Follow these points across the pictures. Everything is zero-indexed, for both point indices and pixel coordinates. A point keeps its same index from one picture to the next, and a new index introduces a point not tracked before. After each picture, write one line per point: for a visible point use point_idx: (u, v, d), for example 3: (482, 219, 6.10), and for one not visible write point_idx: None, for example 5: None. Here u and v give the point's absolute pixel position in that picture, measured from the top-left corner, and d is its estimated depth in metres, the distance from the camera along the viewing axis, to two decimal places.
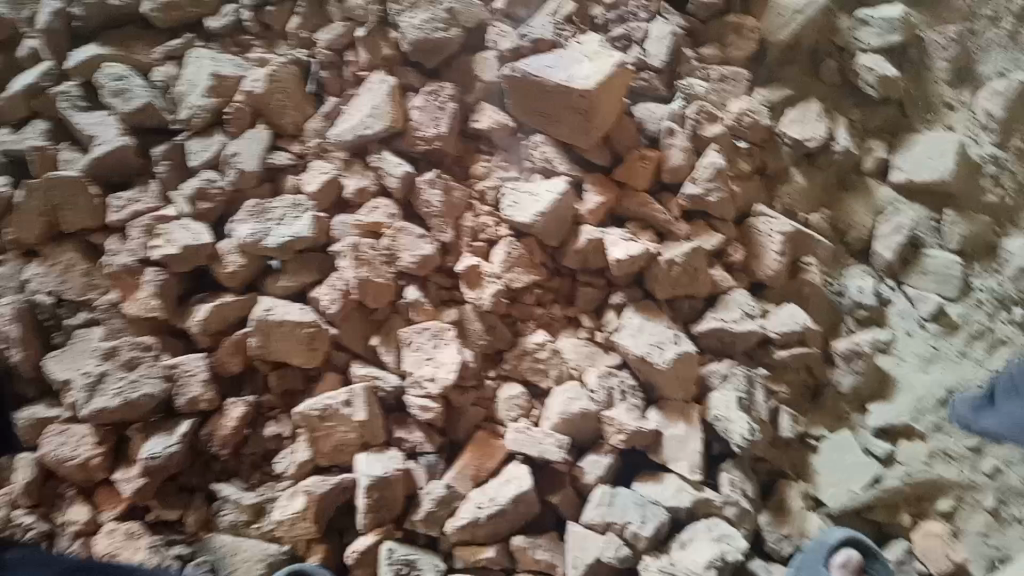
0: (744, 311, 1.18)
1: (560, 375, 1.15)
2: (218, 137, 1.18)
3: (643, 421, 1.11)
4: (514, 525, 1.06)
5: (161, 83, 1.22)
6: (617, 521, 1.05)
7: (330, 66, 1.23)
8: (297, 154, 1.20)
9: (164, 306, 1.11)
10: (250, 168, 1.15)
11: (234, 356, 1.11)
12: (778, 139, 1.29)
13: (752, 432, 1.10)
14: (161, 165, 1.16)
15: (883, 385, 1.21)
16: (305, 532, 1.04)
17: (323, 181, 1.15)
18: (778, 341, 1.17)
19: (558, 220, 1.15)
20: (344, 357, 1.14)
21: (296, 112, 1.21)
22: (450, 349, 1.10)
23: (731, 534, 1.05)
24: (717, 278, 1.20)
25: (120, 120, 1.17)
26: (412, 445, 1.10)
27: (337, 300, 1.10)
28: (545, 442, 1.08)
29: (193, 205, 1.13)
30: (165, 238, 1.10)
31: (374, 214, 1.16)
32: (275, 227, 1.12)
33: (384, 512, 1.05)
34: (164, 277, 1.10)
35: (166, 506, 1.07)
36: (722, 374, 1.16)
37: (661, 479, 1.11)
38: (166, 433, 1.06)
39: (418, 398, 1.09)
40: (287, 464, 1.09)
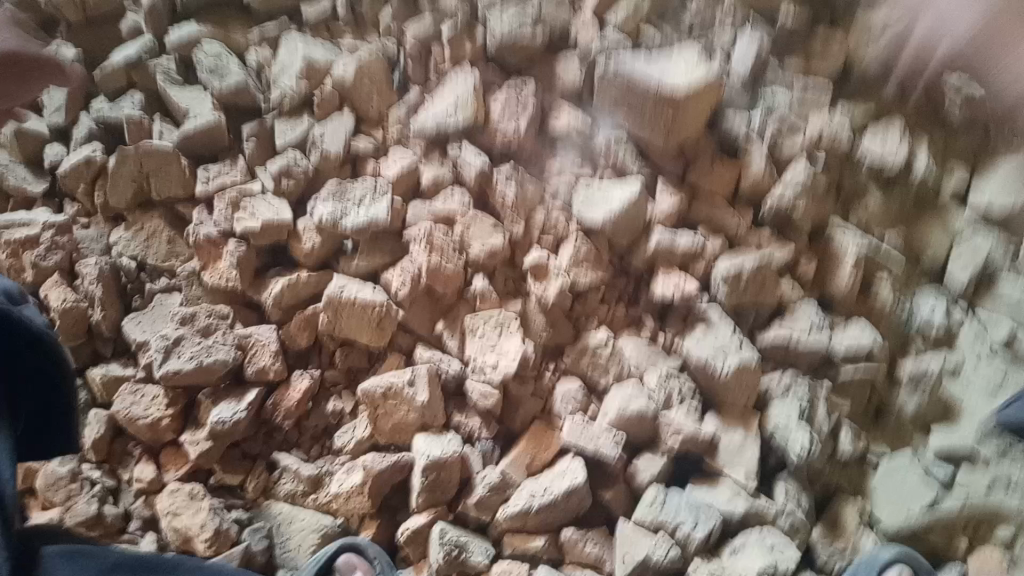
0: (814, 324, 1.17)
1: (620, 373, 1.16)
2: (306, 118, 1.23)
3: (701, 425, 1.11)
4: (566, 517, 1.07)
5: (253, 64, 1.27)
6: (669, 522, 1.06)
7: (416, 56, 1.27)
8: (378, 139, 1.24)
9: (242, 277, 1.15)
10: (334, 149, 1.19)
11: (303, 330, 1.14)
12: (857, 158, 1.27)
13: (812, 444, 1.09)
14: (250, 141, 1.21)
15: (948, 409, 1.20)
16: (360, 507, 1.07)
17: (402, 167, 1.18)
18: (845, 357, 1.16)
19: (629, 221, 1.17)
20: (408, 340, 1.16)
21: (381, 98, 1.25)
22: (514, 338, 1.11)
23: (784, 545, 1.05)
24: (784, 289, 1.20)
25: (214, 96, 1.22)
26: (469, 430, 1.12)
27: (408, 282, 1.13)
28: (601, 437, 1.09)
29: (277, 182, 1.18)
30: (249, 212, 1.15)
31: (449, 201, 1.18)
32: (354, 208, 1.15)
33: (441, 492, 1.07)
34: (244, 249, 1.14)
35: (228, 471, 1.10)
36: (784, 385, 1.15)
37: (718, 484, 1.11)
38: (235, 399, 1.10)
39: (478, 383, 1.11)
40: (346, 439, 1.10)
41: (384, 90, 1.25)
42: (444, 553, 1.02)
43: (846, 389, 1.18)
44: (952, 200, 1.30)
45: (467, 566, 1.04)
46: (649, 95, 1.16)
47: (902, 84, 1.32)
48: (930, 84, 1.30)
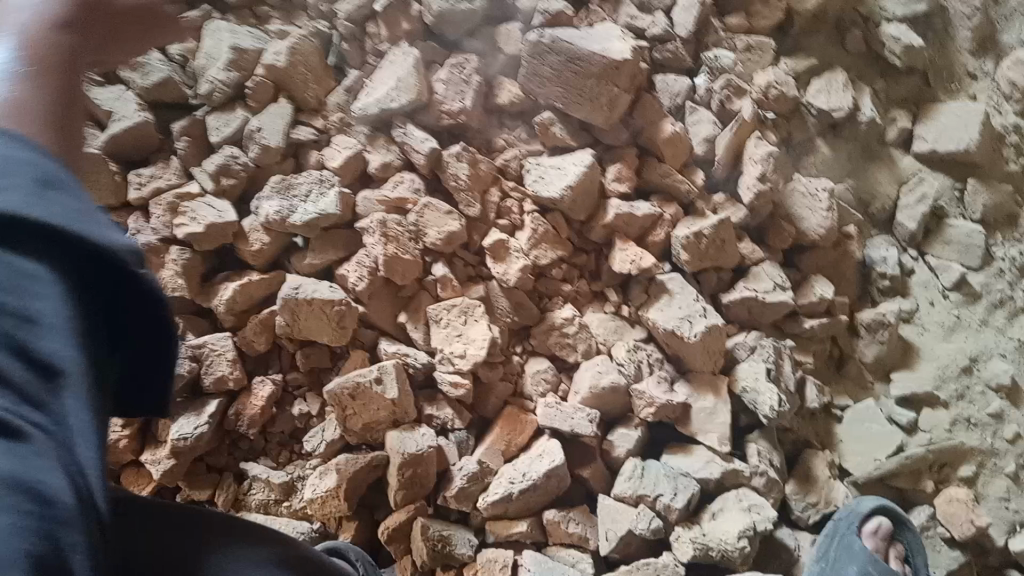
0: (772, 281, 1.18)
1: (588, 350, 1.15)
2: (239, 112, 1.16)
3: (672, 394, 1.11)
4: (546, 499, 1.07)
5: (179, 55, 1.19)
6: (650, 493, 1.05)
7: (351, 39, 1.22)
8: (319, 128, 1.18)
9: (190, 285, 1.10)
10: (273, 143, 1.13)
11: (260, 334, 1.10)
12: (804, 110, 1.30)
13: (782, 403, 1.09)
14: (182, 140, 1.14)
15: (907, 355, 1.24)
16: (335, 510, 1.05)
17: (347, 156, 1.13)
18: (807, 310, 1.20)
19: (583, 196, 1.15)
20: (371, 334, 1.13)
21: (318, 86, 1.19)
22: (480, 325, 1.09)
23: (760, 505, 1.06)
24: (745, 251, 1.20)
25: (139, 96, 1.14)
26: (442, 422, 1.10)
27: (364, 277, 1.10)
28: (576, 417, 1.08)
29: (216, 181, 1.12)
30: (189, 216, 1.08)
31: (399, 187, 1.15)
32: (301, 204, 1.10)
33: (417, 488, 1.05)
34: (189, 255, 1.09)
35: (194, 487, 1.07)
36: (748, 347, 1.16)
37: (693, 452, 1.11)
38: (195, 413, 1.05)
39: (449, 373, 1.09)
40: (314, 440, 1.09)
41: (319, 76, 1.20)
42: (427, 549, 1.01)
43: (806, 343, 1.21)
44: (895, 146, 1.34)
45: (452, 558, 1.03)
46: (595, 66, 1.15)
47: (842, 31, 1.35)
48: (872, 27, 1.33)
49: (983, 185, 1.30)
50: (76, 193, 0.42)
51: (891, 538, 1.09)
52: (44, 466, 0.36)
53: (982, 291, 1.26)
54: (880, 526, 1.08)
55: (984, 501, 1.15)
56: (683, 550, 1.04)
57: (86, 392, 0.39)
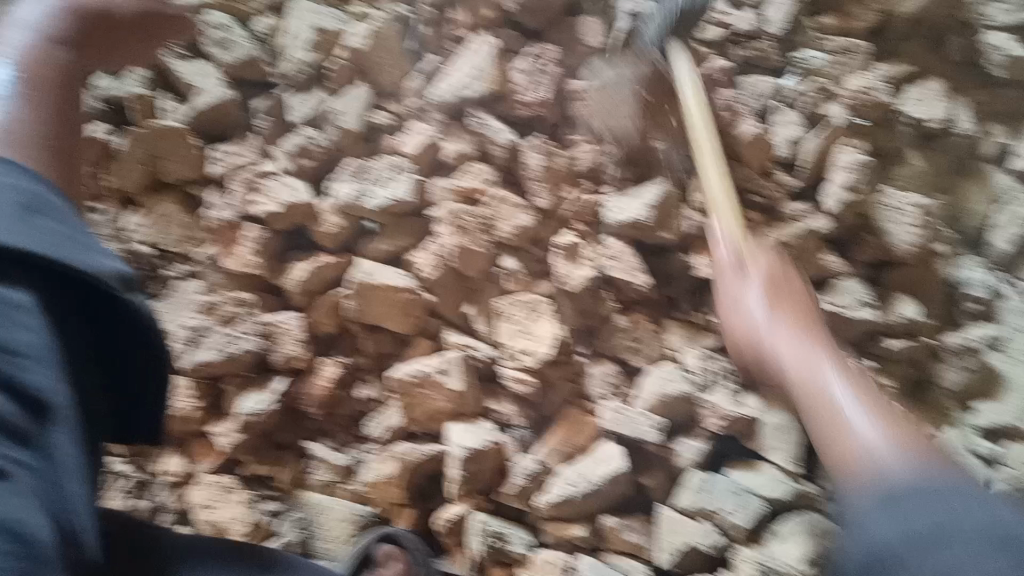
0: (853, 298, 1.13)
1: (655, 357, 1.12)
2: (319, 92, 1.17)
3: (741, 406, 1.07)
4: (604, 505, 1.04)
5: (260, 35, 1.20)
6: (712, 507, 1.04)
7: (431, 23, 1.21)
8: (397, 113, 1.17)
9: (265, 261, 1.10)
10: (352, 125, 1.13)
11: (327, 316, 1.09)
12: (896, 118, 1.22)
13: None
14: (263, 119, 1.16)
15: (989, 384, 1.19)
16: (392, 496, 1.04)
17: (422, 142, 1.12)
18: (890, 329, 1.15)
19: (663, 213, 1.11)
20: (437, 324, 1.11)
21: (393, 67, 1.17)
22: (548, 323, 1.07)
23: (827, 530, 1.03)
24: (828, 263, 1.15)
25: (223, 72, 1.15)
26: (503, 416, 1.09)
27: (435, 265, 1.08)
28: (641, 422, 1.05)
29: (295, 162, 1.13)
30: (265, 193, 1.09)
31: (470, 179, 1.13)
32: (373, 187, 1.10)
33: (475, 483, 1.03)
34: (265, 233, 1.09)
35: (259, 461, 1.07)
36: None
37: (758, 469, 1.08)
38: (262, 390, 1.06)
39: (513, 368, 1.07)
40: (377, 416, 1.08)
41: (397, 57, 1.17)
42: (483, 545, 0.99)
43: (890, 365, 1.16)
44: (988, 162, 1.27)
45: (505, 555, 1.01)
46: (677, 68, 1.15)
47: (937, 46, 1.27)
48: (970, 34, 1.25)
49: None
50: (53, 217, 0.63)
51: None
52: (34, 502, 0.53)
53: None
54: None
55: None
56: (745, 568, 1.01)
57: (65, 425, 0.58)
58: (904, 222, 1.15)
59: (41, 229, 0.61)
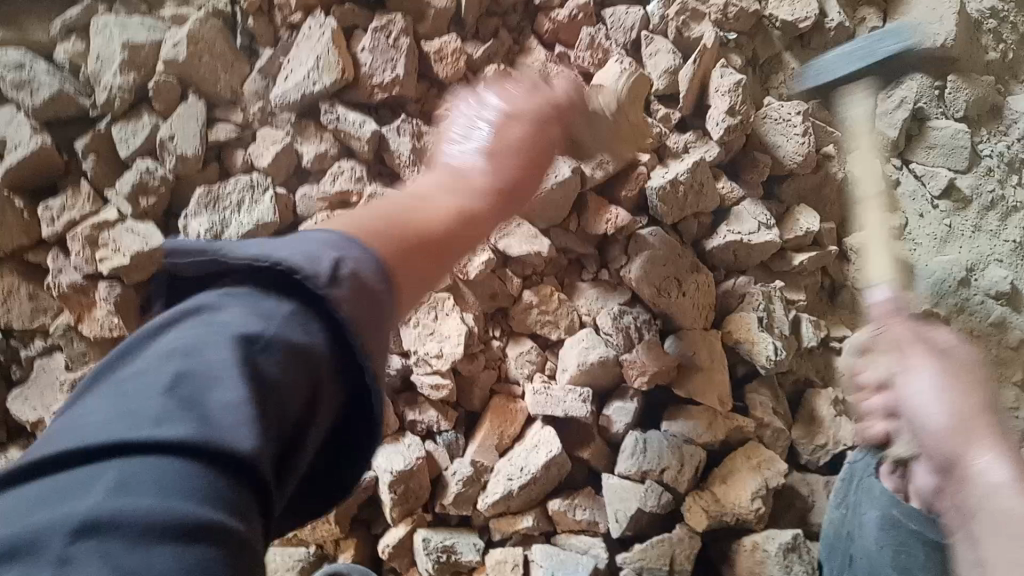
0: (756, 220, 1.10)
1: (572, 325, 1.07)
2: (148, 117, 1.03)
3: (665, 357, 1.05)
4: (547, 489, 1.02)
5: (65, 63, 1.04)
6: (656, 468, 1.02)
7: (258, 13, 1.06)
8: (240, 123, 1.05)
9: (128, 322, 0.98)
10: (191, 150, 1.01)
11: None
12: (767, 24, 1.17)
13: (778, 351, 1.05)
14: (88, 160, 1.01)
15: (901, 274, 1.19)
16: (330, 532, 1.00)
17: (276, 153, 1.01)
18: (794, 245, 1.14)
19: (557, 199, 1.04)
20: None
21: (229, 74, 1.05)
22: (452, 319, 1.01)
23: (770, 460, 1.03)
24: (723, 191, 1.11)
25: (31, 117, 1.00)
26: (427, 425, 1.02)
27: None
28: (568, 399, 1.01)
29: (135, 203, 1.00)
30: (111, 248, 0.96)
31: (338, 180, 1.02)
32: (234, 216, 0.99)
33: (413, 501, 0.99)
34: (120, 289, 0.97)
35: None
36: (738, 294, 1.10)
37: (692, 415, 1.06)
38: None
39: (427, 375, 1.01)
40: None
41: (227, 59, 1.05)
42: (432, 562, 0.97)
43: (795, 278, 1.15)
44: None
45: (459, 566, 0.99)
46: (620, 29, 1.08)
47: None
48: None
49: (963, 80, 1.21)
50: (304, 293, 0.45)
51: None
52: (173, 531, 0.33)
53: (972, 196, 1.20)
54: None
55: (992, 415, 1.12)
56: (696, 519, 1.01)
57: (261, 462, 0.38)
58: (790, 133, 1.12)
59: (185, 315, 0.44)
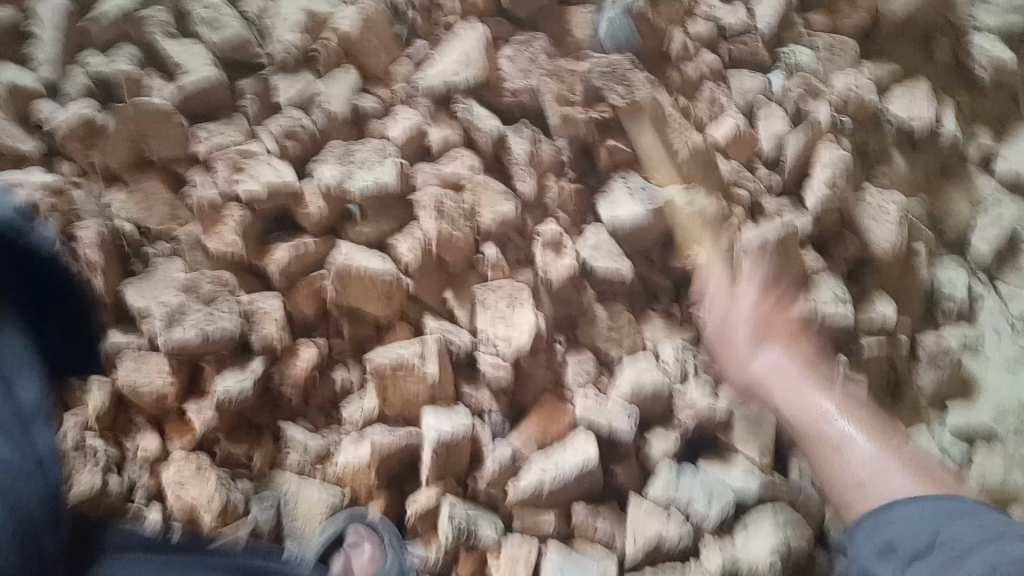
0: (834, 295, 1.15)
1: (634, 347, 1.13)
2: (307, 75, 1.15)
3: (714, 400, 1.10)
4: (576, 492, 1.06)
5: (249, 14, 1.18)
6: (682, 498, 1.05)
7: (421, 9, 1.20)
8: (383, 98, 1.16)
9: (245, 244, 1.08)
10: (339, 109, 1.13)
11: (308, 299, 1.10)
12: (882, 120, 1.23)
13: (830, 421, 1.06)
14: (248, 98, 1.14)
15: (966, 385, 1.21)
16: (365, 480, 1.06)
17: (408, 128, 1.11)
18: (867, 328, 1.16)
19: (642, 231, 1.12)
20: (416, 310, 1.12)
21: (385, 55, 1.18)
22: (526, 311, 1.07)
23: (795, 522, 1.05)
24: (807, 260, 1.16)
25: (210, 51, 1.14)
26: (479, 404, 1.09)
27: (416, 250, 1.08)
28: (615, 412, 1.07)
29: (278, 143, 1.10)
30: (251, 173, 1.07)
31: (455, 164, 1.12)
32: (359, 171, 1.09)
33: (449, 467, 1.05)
34: (246, 214, 1.08)
35: (233, 441, 1.08)
36: (804, 358, 1.11)
37: (730, 461, 1.10)
38: (239, 370, 1.06)
39: (491, 356, 1.07)
40: (355, 397, 1.10)
41: (388, 43, 1.18)
42: (453, 530, 1.00)
43: (862, 361, 1.15)
44: (974, 164, 1.29)
45: (475, 542, 1.02)
46: None
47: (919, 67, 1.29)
48: (958, 44, 1.29)
49: None
50: None
51: None
52: None
53: None
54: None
55: None
56: (711, 560, 1.02)
57: None
58: (883, 222, 1.17)
59: None
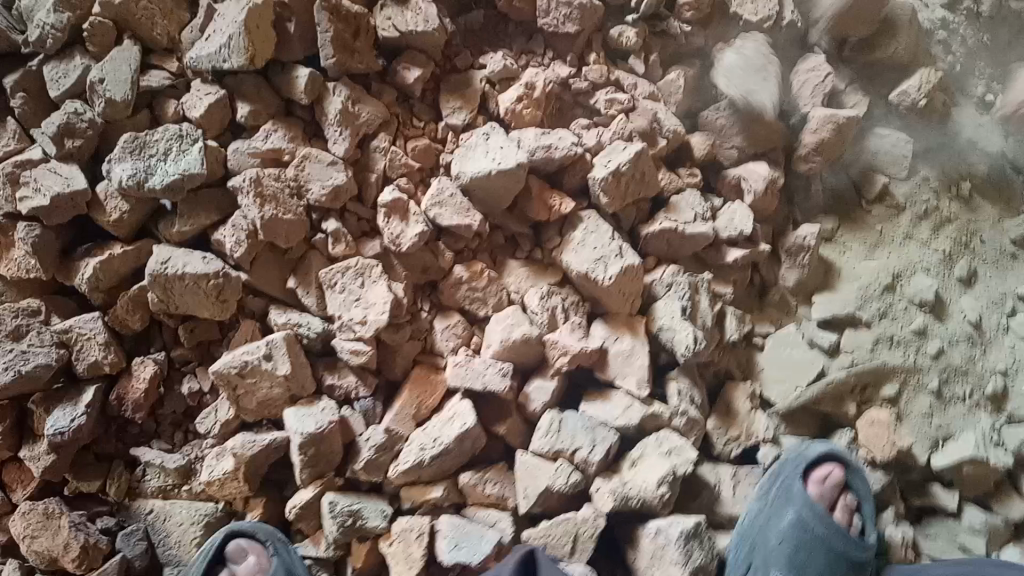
0: (694, 212, 1.12)
1: (500, 303, 1.08)
2: (78, 60, 0.98)
3: (586, 341, 1.07)
4: (460, 462, 1.03)
5: None
6: (567, 448, 1.02)
7: None
8: (175, 72, 1.01)
9: (44, 263, 0.97)
10: (119, 96, 0.96)
11: (135, 314, 0.99)
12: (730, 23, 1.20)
13: (698, 340, 1.05)
14: (17, 97, 0.99)
15: (828, 276, 1.21)
16: (236, 491, 0.99)
17: (209, 105, 0.98)
18: (728, 239, 1.14)
19: (499, 186, 1.04)
20: (261, 303, 1.03)
21: (166, 22, 1.01)
22: (380, 286, 1.00)
23: (682, 446, 1.03)
24: (664, 181, 1.13)
25: None
26: (345, 390, 1.02)
27: (243, 242, 0.97)
28: (487, 373, 1.02)
29: (59, 144, 0.96)
30: (32, 187, 0.95)
31: (271, 138, 1.01)
32: (160, 164, 0.96)
33: (324, 463, 0.99)
34: (39, 232, 0.95)
35: (83, 478, 0.99)
36: (666, 283, 1.11)
37: (611, 398, 1.08)
38: (70, 404, 0.97)
39: (348, 341, 1.00)
40: (209, 410, 1.01)
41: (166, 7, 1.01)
42: (336, 526, 0.97)
43: (725, 274, 1.16)
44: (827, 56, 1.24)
45: (364, 532, 0.98)
46: None
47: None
48: None
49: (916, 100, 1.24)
50: None
51: (842, 486, 1.06)
52: None
53: (905, 204, 1.22)
54: (829, 472, 1.06)
55: (905, 420, 1.13)
56: (603, 501, 1.00)
57: None
58: (768, 84, 1.14)
59: None
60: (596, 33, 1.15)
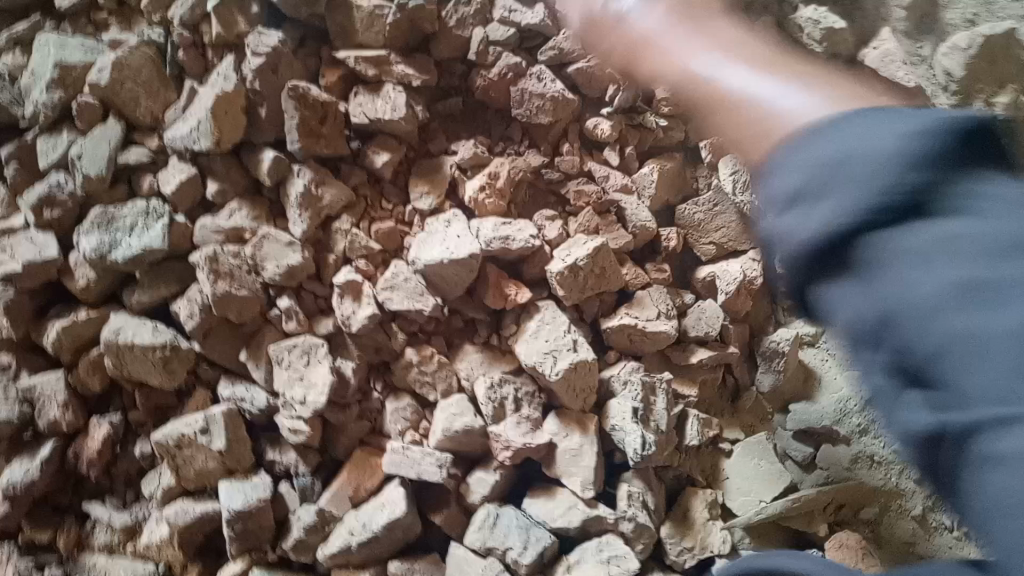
0: (658, 309, 1.09)
1: (450, 388, 1.07)
2: (67, 134, 1.07)
3: (533, 437, 1.03)
4: (390, 549, 1.02)
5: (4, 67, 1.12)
6: (498, 546, 1.00)
7: (188, 46, 1.07)
8: (152, 149, 1.07)
9: (16, 324, 1.04)
10: (94, 172, 1.03)
11: (94, 375, 1.05)
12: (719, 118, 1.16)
13: (646, 446, 1.00)
14: (10, 166, 1.08)
15: (806, 382, 1.15)
16: (171, 556, 1.02)
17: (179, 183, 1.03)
18: (694, 337, 1.11)
19: (454, 274, 1.03)
20: (214, 372, 1.07)
21: (150, 101, 1.07)
22: (321, 368, 1.01)
23: (623, 556, 1.00)
24: (629, 276, 1.10)
25: None
26: (286, 466, 1.05)
27: (194, 315, 1.02)
28: (423, 463, 1.01)
29: (38, 214, 1.03)
30: (10, 253, 1.04)
31: (233, 216, 1.05)
32: (124, 238, 1.02)
33: (255, 537, 1.01)
34: (11, 295, 1.03)
35: (36, 528, 1.04)
36: (623, 379, 1.07)
37: (555, 495, 1.05)
38: (28, 457, 1.03)
39: (289, 418, 1.02)
40: (155, 473, 1.04)
41: (152, 82, 1.07)
42: None
43: (691, 374, 1.12)
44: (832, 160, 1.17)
45: None
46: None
47: None
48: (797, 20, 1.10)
49: None
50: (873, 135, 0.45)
51: None
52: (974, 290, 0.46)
53: None
54: None
55: None
56: None
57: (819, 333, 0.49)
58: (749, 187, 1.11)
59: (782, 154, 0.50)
60: (572, 123, 1.12)
